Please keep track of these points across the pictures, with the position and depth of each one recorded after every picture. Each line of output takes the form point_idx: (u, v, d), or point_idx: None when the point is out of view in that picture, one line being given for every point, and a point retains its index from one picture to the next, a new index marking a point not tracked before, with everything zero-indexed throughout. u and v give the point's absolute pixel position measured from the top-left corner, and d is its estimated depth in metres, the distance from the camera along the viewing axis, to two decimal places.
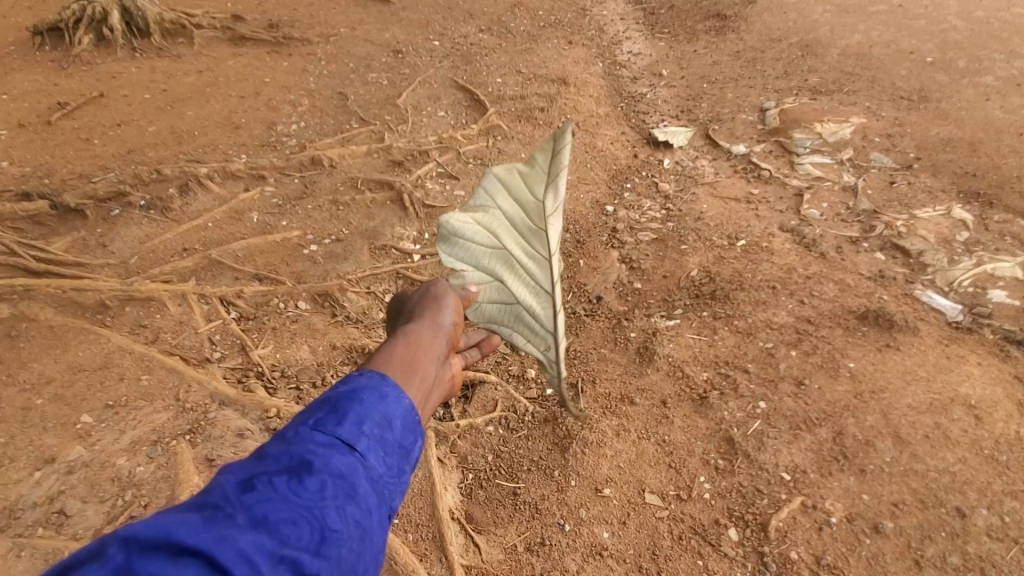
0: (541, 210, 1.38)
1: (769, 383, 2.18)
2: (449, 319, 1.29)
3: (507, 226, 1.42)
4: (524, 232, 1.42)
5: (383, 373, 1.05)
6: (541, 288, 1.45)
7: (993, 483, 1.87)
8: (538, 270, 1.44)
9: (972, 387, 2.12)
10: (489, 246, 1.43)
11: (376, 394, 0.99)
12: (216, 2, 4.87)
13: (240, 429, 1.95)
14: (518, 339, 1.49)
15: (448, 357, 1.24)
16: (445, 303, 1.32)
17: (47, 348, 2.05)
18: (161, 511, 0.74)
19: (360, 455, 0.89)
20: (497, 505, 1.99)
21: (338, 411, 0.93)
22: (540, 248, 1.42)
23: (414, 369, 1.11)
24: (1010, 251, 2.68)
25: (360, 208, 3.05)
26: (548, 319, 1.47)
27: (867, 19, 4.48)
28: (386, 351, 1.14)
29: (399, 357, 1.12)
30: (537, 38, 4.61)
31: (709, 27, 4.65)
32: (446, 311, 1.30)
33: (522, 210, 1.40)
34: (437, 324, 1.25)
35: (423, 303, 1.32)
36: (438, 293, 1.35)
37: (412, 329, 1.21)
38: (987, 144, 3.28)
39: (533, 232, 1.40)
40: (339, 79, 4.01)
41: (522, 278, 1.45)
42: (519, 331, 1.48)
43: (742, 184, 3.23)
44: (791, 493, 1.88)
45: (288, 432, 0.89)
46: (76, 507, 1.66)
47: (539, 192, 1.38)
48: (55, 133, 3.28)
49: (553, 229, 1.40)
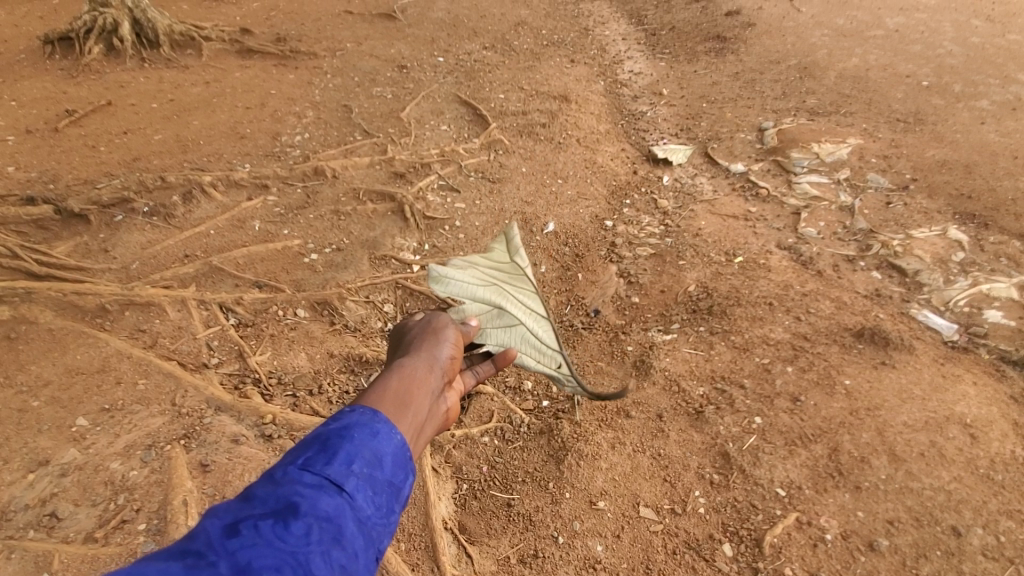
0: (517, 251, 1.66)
1: (765, 398, 2.18)
2: (447, 352, 1.25)
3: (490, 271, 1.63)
4: (507, 270, 1.64)
5: (375, 410, 1.03)
6: (535, 312, 1.61)
7: (989, 502, 1.86)
8: (529, 296, 1.62)
9: (968, 406, 2.13)
10: (481, 282, 1.58)
11: (368, 431, 0.98)
12: (225, 16, 4.97)
13: (235, 435, 1.95)
14: (529, 359, 1.56)
15: (445, 390, 1.21)
16: (444, 335, 1.29)
17: (46, 351, 2.06)
18: (144, 559, 0.73)
19: (348, 495, 0.89)
20: (491, 516, 1.98)
21: (328, 449, 0.92)
22: (525, 282, 1.63)
23: (407, 405, 1.09)
24: (1005, 272, 2.70)
25: (361, 219, 3.08)
26: (548, 336, 1.60)
27: (864, 43, 4.57)
28: (380, 385, 1.12)
29: (393, 391, 1.10)
30: (539, 56, 4.69)
31: (709, 48, 4.73)
32: (444, 345, 1.27)
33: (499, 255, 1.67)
34: (433, 358, 1.22)
35: (421, 335, 1.29)
36: (436, 326, 1.32)
37: (407, 363, 1.18)
38: (982, 166, 3.32)
39: (515, 269, 1.63)
40: (344, 92, 4.08)
41: (518, 306, 1.59)
42: (528, 352, 1.56)
43: (741, 202, 3.26)
44: (786, 509, 1.87)
45: (277, 472, 0.89)
46: (68, 510, 1.65)
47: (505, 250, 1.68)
48: (62, 140, 3.33)
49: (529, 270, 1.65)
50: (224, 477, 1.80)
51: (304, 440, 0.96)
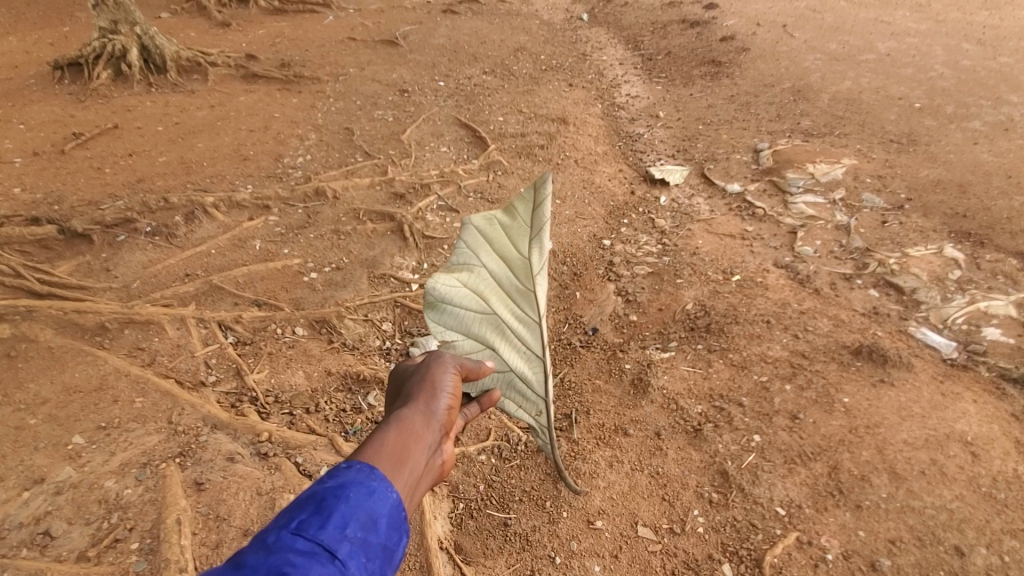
0: (527, 269, 1.43)
1: (763, 416, 2.17)
2: (449, 399, 1.19)
3: (494, 288, 1.45)
4: (511, 294, 1.46)
5: (372, 466, 0.98)
6: (532, 352, 1.49)
7: (992, 521, 1.84)
8: (529, 333, 1.48)
9: (968, 424, 2.11)
10: (479, 312, 1.45)
11: (364, 490, 0.92)
12: (231, 43, 5.10)
13: (231, 453, 1.94)
14: (511, 406, 1.49)
15: (443, 442, 1.14)
16: (446, 380, 1.22)
17: (45, 368, 2.06)
18: None
19: (341, 563, 0.83)
20: (488, 536, 1.95)
21: (322, 512, 0.87)
22: (529, 311, 1.46)
23: (404, 460, 1.03)
24: (1002, 290, 2.71)
25: (361, 238, 3.11)
26: (540, 385, 1.50)
27: (856, 67, 4.66)
28: (378, 437, 1.06)
29: (391, 445, 1.04)
30: (538, 80, 4.79)
31: (704, 73, 4.83)
32: (444, 393, 1.20)
33: (509, 268, 1.44)
34: (434, 405, 1.16)
35: (423, 377, 1.23)
36: (438, 366, 1.25)
37: (407, 412, 1.12)
38: (976, 186, 3.35)
39: (520, 295, 1.45)
40: (346, 116, 4.16)
41: (514, 343, 1.47)
42: (512, 399, 1.49)
43: (737, 221, 3.29)
44: (786, 529, 1.85)
45: (269, 535, 0.82)
46: (61, 528, 1.64)
47: (523, 248, 1.42)
48: (68, 162, 3.39)
49: (540, 289, 1.45)
50: (219, 496, 1.78)
51: (296, 499, 0.90)
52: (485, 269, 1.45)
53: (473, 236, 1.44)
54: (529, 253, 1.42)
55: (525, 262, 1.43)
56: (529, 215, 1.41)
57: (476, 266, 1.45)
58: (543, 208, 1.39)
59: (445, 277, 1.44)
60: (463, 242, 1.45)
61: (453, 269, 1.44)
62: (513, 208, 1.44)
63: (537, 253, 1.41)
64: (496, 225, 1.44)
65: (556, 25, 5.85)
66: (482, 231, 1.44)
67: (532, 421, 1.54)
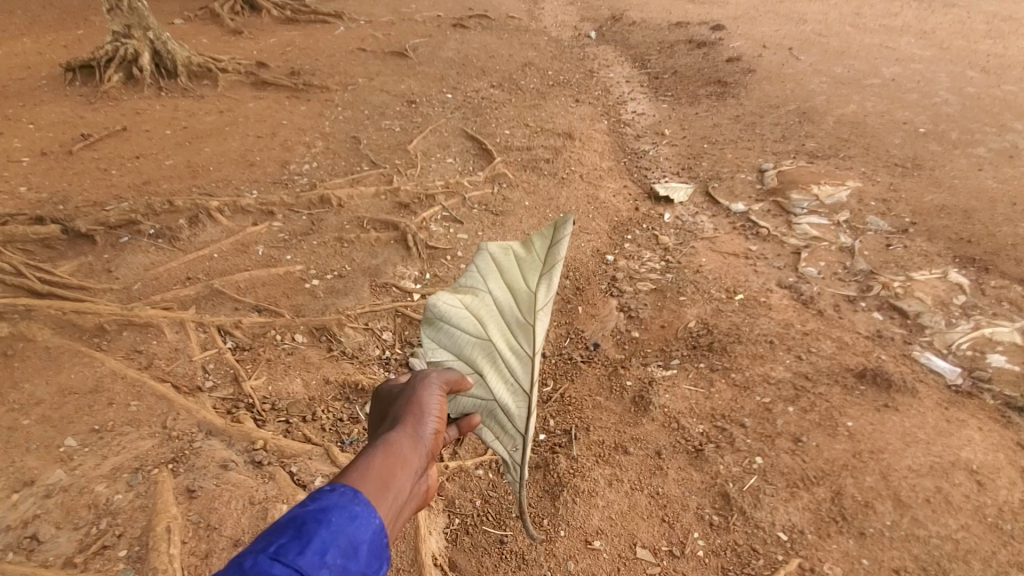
0: (532, 303, 1.39)
1: (765, 438, 2.15)
2: (437, 422, 1.17)
3: (495, 316, 1.42)
4: (510, 324, 1.42)
5: (355, 489, 0.95)
6: (520, 387, 1.41)
7: (998, 553, 1.80)
8: (521, 367, 1.41)
9: (973, 452, 2.08)
10: (474, 336, 1.42)
11: (347, 514, 0.89)
12: (242, 50, 5.15)
13: (225, 460, 1.91)
14: (487, 435, 1.42)
15: (428, 467, 1.11)
16: (434, 402, 1.20)
17: (41, 369, 2.04)
18: None
19: None
20: (483, 553, 1.91)
21: (302, 537, 0.83)
22: (525, 345, 1.40)
23: (389, 485, 1.00)
24: (1007, 316, 2.70)
25: (363, 246, 3.10)
26: (521, 420, 1.40)
27: (861, 91, 4.70)
28: (364, 458, 1.03)
29: (377, 467, 1.01)
30: (546, 95, 4.82)
31: (710, 92, 4.87)
32: (431, 415, 1.17)
33: (513, 298, 1.41)
34: (422, 428, 1.13)
35: (411, 397, 1.19)
36: (426, 386, 1.22)
37: (395, 434, 1.10)
38: (981, 212, 3.35)
39: (519, 328, 1.41)
40: (354, 125, 4.18)
41: (504, 374, 1.41)
42: (490, 428, 1.42)
43: (741, 240, 3.28)
44: (788, 555, 1.82)
45: (245, 560, 0.78)
46: (49, 533, 1.61)
47: (530, 282, 1.40)
48: (76, 162, 3.40)
49: (539, 325, 1.40)
50: (210, 504, 1.75)
51: (276, 522, 0.86)
52: (491, 295, 1.43)
53: (487, 261, 1.44)
54: (537, 288, 1.39)
55: (532, 296, 1.40)
56: (545, 252, 1.40)
57: (482, 290, 1.44)
58: (559, 246, 1.38)
59: (450, 297, 1.45)
60: (474, 266, 1.46)
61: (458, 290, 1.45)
62: (531, 241, 1.43)
63: (544, 288, 1.38)
64: (510, 254, 1.43)
65: (564, 42, 5.90)
66: (496, 258, 1.44)
67: (506, 457, 1.44)
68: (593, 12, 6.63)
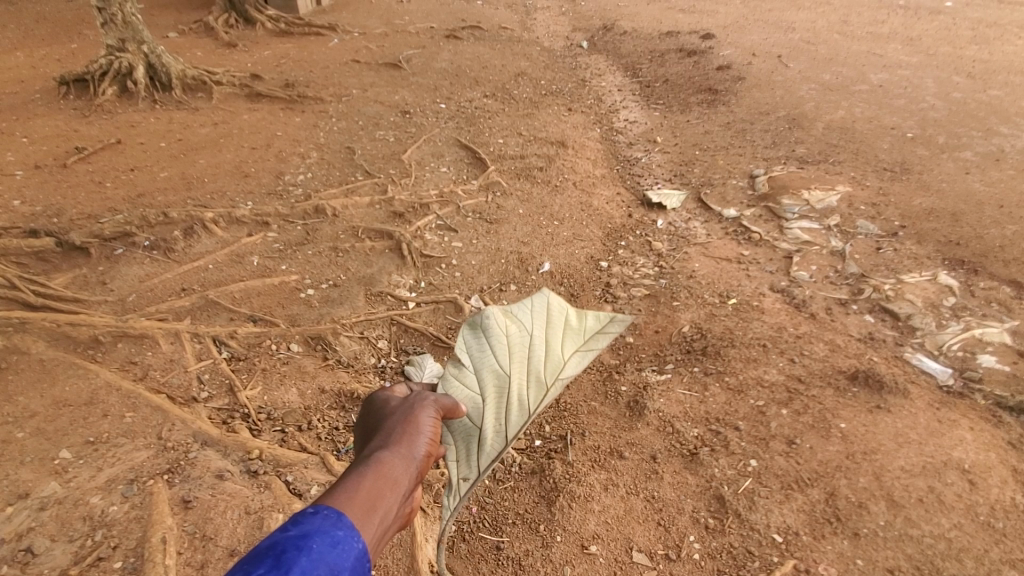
0: (559, 365, 1.28)
1: (760, 441, 2.16)
2: (428, 443, 1.14)
3: (522, 358, 1.33)
4: (531, 372, 1.32)
5: (338, 514, 0.91)
6: (505, 430, 1.30)
7: (991, 551, 1.82)
8: (517, 416, 1.30)
9: (965, 451, 2.10)
10: (495, 365, 1.34)
11: (329, 541, 0.86)
12: (237, 63, 5.19)
13: (220, 470, 1.91)
14: (450, 454, 1.30)
15: (416, 490, 1.08)
16: (426, 424, 1.17)
17: (35, 382, 2.04)
18: None
19: None
20: (479, 559, 1.91)
21: (281, 565, 0.79)
22: (530, 398, 1.29)
23: (375, 509, 0.96)
24: (996, 317, 2.73)
25: (359, 255, 3.12)
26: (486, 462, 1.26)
27: (849, 97, 4.77)
28: (351, 480, 1.00)
29: (364, 490, 0.98)
30: (539, 104, 4.86)
31: (701, 100, 4.92)
32: (422, 436, 1.14)
33: (547, 351, 1.32)
34: (412, 450, 1.10)
35: (405, 416, 1.17)
36: (421, 407, 1.20)
37: (385, 455, 1.07)
38: (968, 215, 3.39)
39: (534, 380, 1.30)
40: (348, 135, 4.21)
41: (498, 414, 1.32)
42: (456, 449, 1.30)
43: (733, 246, 3.31)
44: (783, 556, 1.82)
45: None
46: (43, 545, 1.60)
47: (569, 348, 1.30)
48: (70, 175, 3.41)
49: (552, 390, 1.28)
50: (206, 514, 1.75)
51: (254, 550, 0.82)
52: (533, 337, 1.34)
53: (545, 304, 1.37)
54: (571, 356, 1.29)
55: (561, 360, 1.29)
56: (597, 330, 1.30)
57: (527, 328, 1.35)
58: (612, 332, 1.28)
59: (501, 318, 1.38)
60: (532, 303, 1.38)
61: (511, 315, 1.37)
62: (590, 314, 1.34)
63: (577, 361, 1.28)
64: (567, 311, 1.35)
65: (556, 52, 5.97)
66: (557, 309, 1.35)
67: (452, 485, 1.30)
68: (585, 23, 6.72)
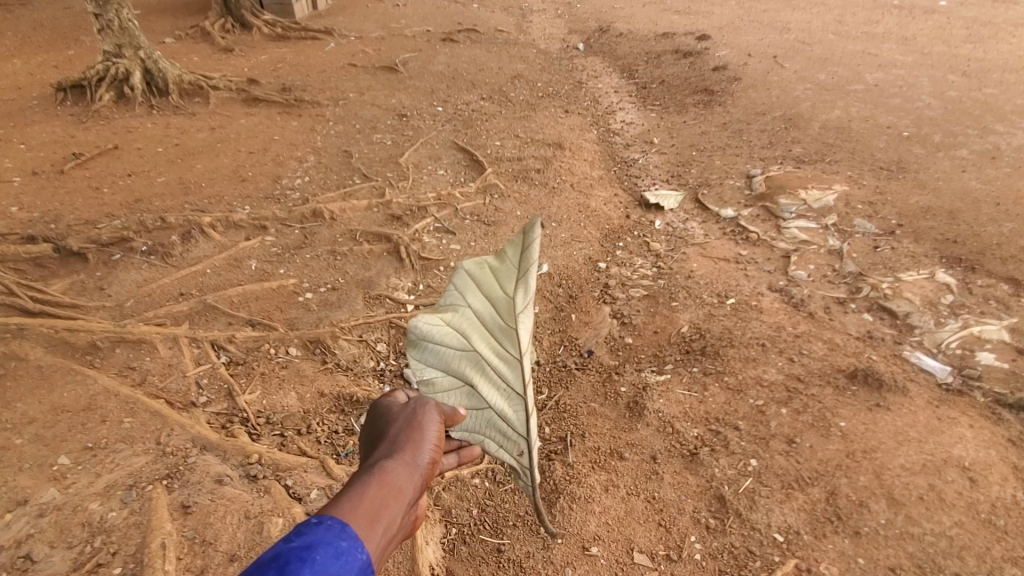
0: (510, 309, 1.25)
1: (760, 441, 2.16)
2: (432, 452, 1.14)
3: (476, 326, 1.29)
4: (493, 332, 1.29)
5: (342, 524, 0.90)
6: (513, 391, 1.32)
7: (992, 549, 1.82)
8: (510, 371, 1.31)
9: (965, 449, 2.10)
10: (458, 351, 1.31)
11: (333, 552, 0.84)
12: (234, 68, 5.19)
13: (219, 475, 1.90)
14: (490, 444, 1.34)
15: (419, 499, 1.07)
16: (430, 431, 1.17)
17: (33, 388, 2.03)
18: None
19: None
20: (480, 562, 1.90)
21: None
22: (510, 351, 1.29)
23: (379, 519, 0.95)
24: (995, 314, 2.73)
25: (357, 259, 3.12)
26: (521, 424, 1.33)
27: (845, 97, 4.78)
28: (355, 489, 0.99)
29: (368, 499, 0.97)
30: (535, 107, 4.87)
31: (697, 101, 4.94)
32: (426, 445, 1.14)
33: (491, 305, 1.27)
34: (416, 458, 1.10)
35: (407, 424, 1.17)
36: (423, 414, 1.20)
37: (388, 463, 1.06)
38: (965, 213, 3.40)
39: (501, 336, 1.28)
40: (346, 139, 4.21)
41: (494, 383, 1.32)
42: (491, 437, 1.33)
43: (731, 246, 3.32)
44: (784, 556, 1.82)
45: None
46: (42, 552, 1.59)
47: (507, 288, 1.25)
48: (67, 181, 3.41)
49: (523, 330, 1.27)
50: (206, 519, 1.74)
51: (257, 560, 0.81)
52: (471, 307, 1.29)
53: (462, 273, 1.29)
54: (515, 293, 1.24)
55: (510, 302, 1.25)
56: (518, 255, 1.24)
57: (460, 303, 1.30)
58: (531, 247, 1.22)
59: (427, 316, 1.31)
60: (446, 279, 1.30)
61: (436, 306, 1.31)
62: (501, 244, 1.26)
63: (522, 294, 1.23)
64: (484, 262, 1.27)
65: (552, 54, 5.98)
66: (472, 270, 1.28)
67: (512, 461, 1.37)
68: (581, 25, 6.74)
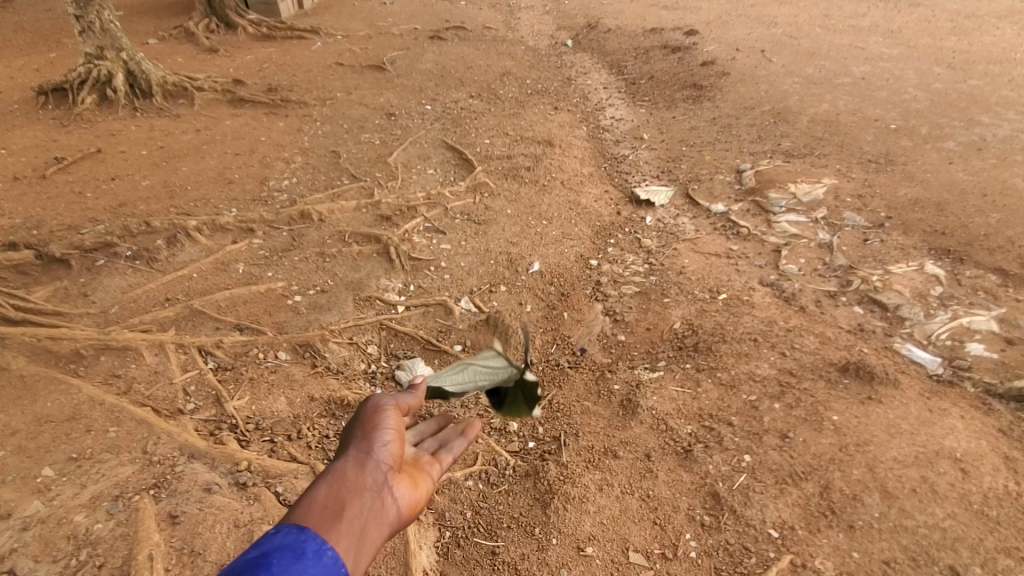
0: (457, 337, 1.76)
1: (753, 436, 2.16)
2: (386, 440, 1.17)
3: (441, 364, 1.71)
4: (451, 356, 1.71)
5: (297, 530, 0.93)
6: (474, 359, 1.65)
7: (986, 540, 1.82)
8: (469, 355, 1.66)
9: (957, 440, 2.10)
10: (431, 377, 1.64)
11: (292, 554, 0.87)
12: (219, 69, 5.13)
13: (208, 483, 1.87)
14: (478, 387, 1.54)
15: (385, 484, 1.11)
16: (381, 421, 1.21)
17: (16, 398, 1.99)
18: None
19: None
20: (474, 565, 1.89)
21: None
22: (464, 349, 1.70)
23: (336, 515, 0.99)
24: (984, 305, 2.75)
25: (346, 259, 3.09)
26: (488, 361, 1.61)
27: (832, 90, 4.79)
28: (311, 497, 1.03)
29: (324, 502, 1.01)
30: (524, 104, 4.84)
31: (686, 96, 4.93)
32: (378, 439, 1.17)
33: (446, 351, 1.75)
34: (369, 452, 1.14)
35: (358, 426, 1.21)
36: (371, 411, 1.24)
37: (340, 465, 1.10)
38: (953, 204, 3.42)
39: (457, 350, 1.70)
40: (333, 139, 4.17)
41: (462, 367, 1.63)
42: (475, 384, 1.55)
43: (722, 241, 3.31)
44: (779, 552, 1.82)
45: None
46: (26, 567, 1.56)
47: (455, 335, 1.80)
48: (50, 186, 3.35)
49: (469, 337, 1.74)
50: (194, 529, 1.71)
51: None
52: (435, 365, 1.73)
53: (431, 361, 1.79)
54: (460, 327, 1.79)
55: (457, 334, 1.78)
56: None
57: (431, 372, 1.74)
58: None
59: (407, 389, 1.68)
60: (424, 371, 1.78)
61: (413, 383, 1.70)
62: None
63: None
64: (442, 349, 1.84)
65: (541, 51, 5.96)
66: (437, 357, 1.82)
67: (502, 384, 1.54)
68: (569, 21, 6.71)
